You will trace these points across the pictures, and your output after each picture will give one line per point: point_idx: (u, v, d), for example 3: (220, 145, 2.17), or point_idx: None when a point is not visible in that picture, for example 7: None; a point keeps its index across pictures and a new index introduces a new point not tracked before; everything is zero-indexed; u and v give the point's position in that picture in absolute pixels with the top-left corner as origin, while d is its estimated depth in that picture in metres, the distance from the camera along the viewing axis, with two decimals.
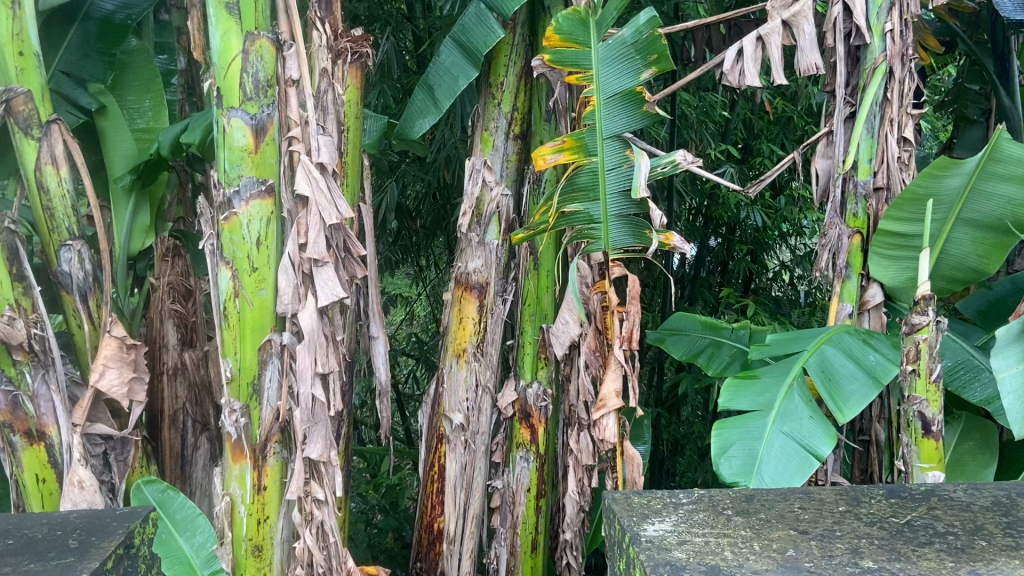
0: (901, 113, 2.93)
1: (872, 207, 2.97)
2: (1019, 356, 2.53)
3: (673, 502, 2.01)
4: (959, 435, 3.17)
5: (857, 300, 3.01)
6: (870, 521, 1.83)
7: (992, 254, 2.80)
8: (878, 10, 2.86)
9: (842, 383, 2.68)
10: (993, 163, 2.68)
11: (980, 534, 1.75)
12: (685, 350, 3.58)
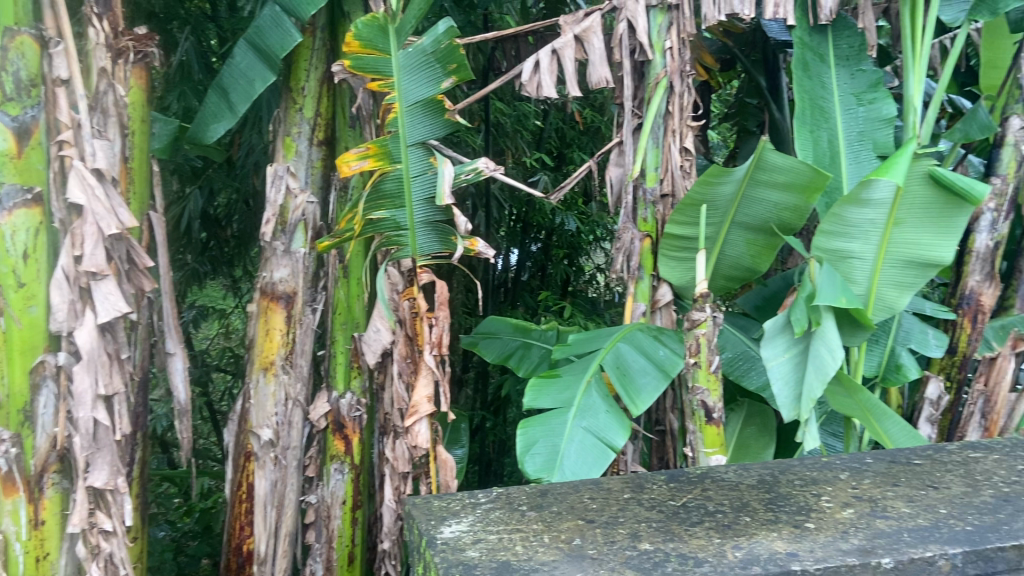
0: (682, 125, 3.17)
1: (660, 212, 3.20)
2: (785, 347, 2.77)
3: (471, 502, 2.05)
4: (741, 421, 3.43)
5: (650, 299, 3.23)
6: (650, 505, 1.96)
7: (762, 254, 3.11)
8: (658, 29, 3.08)
9: (635, 377, 2.85)
10: (759, 171, 2.91)
11: (745, 510, 1.92)
12: (497, 352, 3.65)
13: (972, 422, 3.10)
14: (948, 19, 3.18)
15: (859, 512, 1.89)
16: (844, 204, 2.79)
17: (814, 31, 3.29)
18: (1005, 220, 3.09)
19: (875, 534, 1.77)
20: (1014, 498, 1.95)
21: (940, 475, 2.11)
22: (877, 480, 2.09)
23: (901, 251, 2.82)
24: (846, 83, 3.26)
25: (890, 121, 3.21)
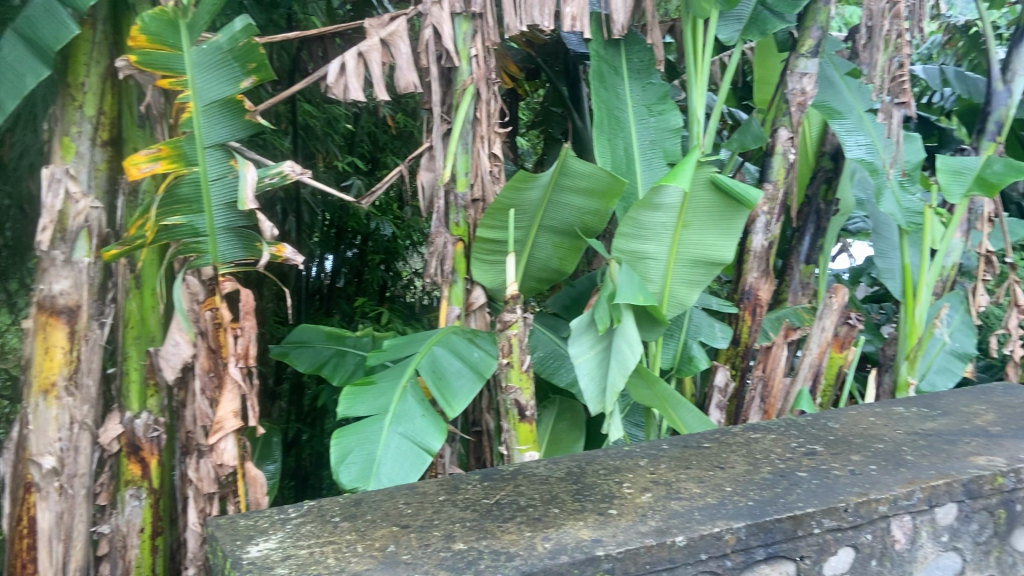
0: (490, 131, 3.23)
1: (471, 216, 3.24)
2: (590, 344, 2.90)
3: (281, 518, 1.97)
4: (554, 416, 3.56)
5: (464, 301, 3.26)
6: (464, 505, 1.99)
7: (568, 256, 3.24)
8: (463, 36, 3.13)
9: (450, 380, 2.88)
10: (562, 177, 3.04)
11: (554, 502, 1.99)
12: (309, 362, 3.53)
13: (753, 405, 3.39)
14: (724, 37, 3.44)
15: (657, 496, 2.02)
16: (638, 208, 2.98)
17: (609, 44, 3.49)
18: (776, 222, 3.43)
19: (671, 515, 1.90)
20: (788, 472, 2.17)
21: (727, 456, 2.31)
22: (672, 464, 2.25)
23: (689, 251, 3.06)
24: (638, 94, 3.48)
25: (677, 131, 3.45)
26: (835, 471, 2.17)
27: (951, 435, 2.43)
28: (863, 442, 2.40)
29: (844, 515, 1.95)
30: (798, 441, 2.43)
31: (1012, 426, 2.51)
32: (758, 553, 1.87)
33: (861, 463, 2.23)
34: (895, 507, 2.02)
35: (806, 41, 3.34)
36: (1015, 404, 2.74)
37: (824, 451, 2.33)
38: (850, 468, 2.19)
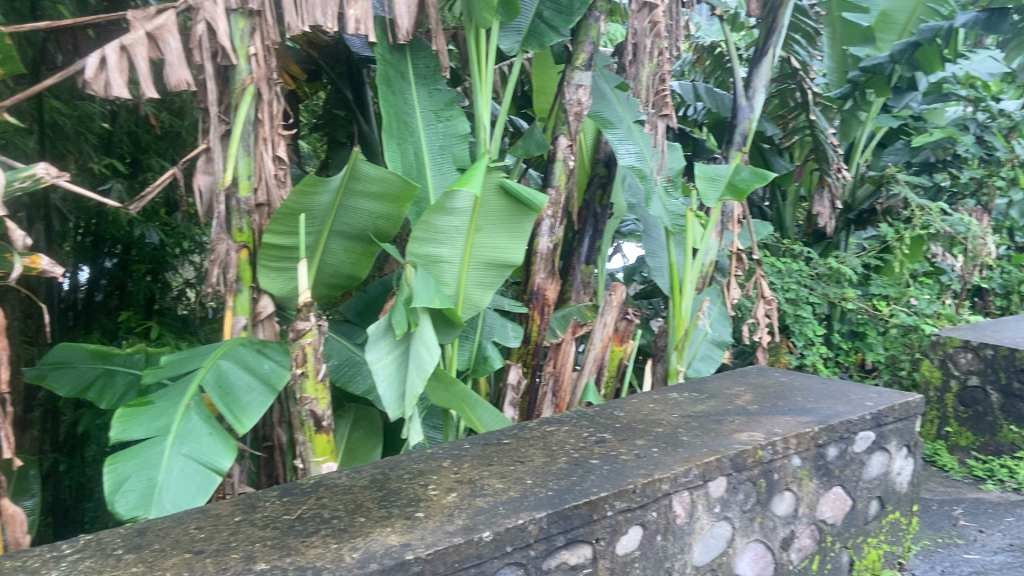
0: (273, 133, 3.10)
1: (256, 222, 3.09)
2: (387, 349, 2.88)
3: (53, 556, 1.77)
4: (350, 424, 3.49)
5: (250, 311, 3.11)
6: (264, 523, 1.90)
7: (361, 261, 3.21)
8: (241, 33, 2.98)
9: (239, 395, 2.73)
10: (353, 181, 3.00)
11: (359, 511, 1.96)
12: (72, 384, 3.17)
13: (546, 400, 3.51)
14: (506, 47, 3.55)
15: (461, 495, 2.06)
16: (431, 213, 3.01)
17: (393, 49, 3.51)
18: (559, 225, 3.62)
19: (476, 512, 1.95)
20: (582, 461, 2.30)
21: (524, 450, 2.40)
22: (474, 463, 2.30)
23: (483, 254, 3.14)
24: (425, 100, 3.52)
25: (464, 137, 3.52)
26: (622, 456, 2.33)
27: (718, 416, 2.70)
28: (646, 428, 2.60)
29: (633, 496, 2.11)
30: (588, 430, 2.59)
31: (766, 403, 2.84)
32: (559, 540, 1.97)
33: (645, 446, 2.42)
34: (675, 485, 2.21)
35: (580, 55, 3.56)
36: (767, 384, 3.10)
37: (612, 438, 2.50)
38: (636, 452, 2.36)
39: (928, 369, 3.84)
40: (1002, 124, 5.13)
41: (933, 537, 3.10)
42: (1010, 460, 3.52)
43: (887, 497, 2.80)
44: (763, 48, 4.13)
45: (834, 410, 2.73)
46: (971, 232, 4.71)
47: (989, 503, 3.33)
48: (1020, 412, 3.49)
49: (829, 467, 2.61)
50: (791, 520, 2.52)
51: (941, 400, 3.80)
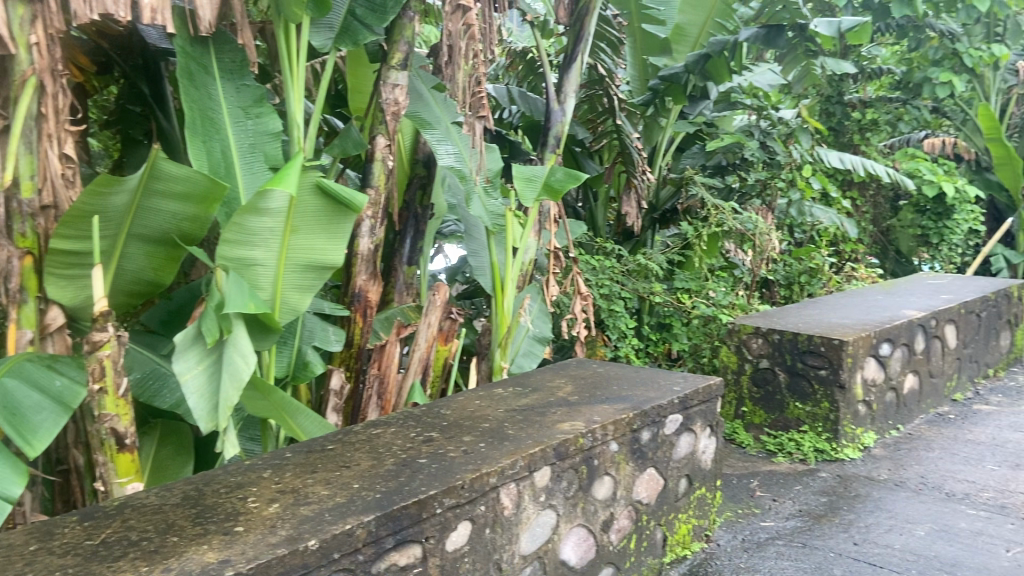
0: (59, 129, 2.82)
1: (40, 225, 2.80)
2: (197, 359, 2.71)
3: None
4: (157, 442, 3.25)
5: (37, 325, 2.80)
6: (63, 551, 1.73)
7: (165, 267, 2.99)
8: (20, 21, 2.67)
9: (28, 415, 2.48)
10: (153, 181, 2.79)
11: (172, 530, 1.83)
12: None
13: (371, 403, 3.49)
14: (317, 44, 3.44)
15: (284, 505, 1.98)
16: (242, 213, 2.87)
17: (196, 42, 3.31)
18: (380, 226, 3.56)
19: (301, 521, 1.88)
20: (410, 461, 2.29)
21: (350, 455, 2.34)
22: (297, 471, 2.22)
23: (300, 256, 3.03)
24: (232, 96, 3.34)
25: (276, 135, 3.37)
26: (450, 453, 2.34)
27: (540, 408, 2.78)
28: (472, 424, 2.62)
29: (461, 492, 2.12)
30: (415, 430, 2.57)
31: (585, 394, 2.96)
32: (388, 542, 1.94)
33: (472, 442, 2.44)
34: (502, 477, 2.25)
35: (396, 54, 3.54)
36: (586, 375, 3.24)
37: (440, 436, 2.50)
38: (463, 449, 2.38)
39: (725, 354, 4.15)
40: (781, 131, 5.68)
41: (734, 508, 3.37)
42: (796, 434, 3.90)
43: (695, 474, 3.01)
44: (572, 55, 4.29)
45: (647, 396, 2.89)
46: (758, 229, 5.22)
47: (780, 475, 3.68)
48: (803, 390, 3.87)
49: (643, 450, 2.77)
50: (610, 503, 2.64)
51: (737, 382, 4.12)
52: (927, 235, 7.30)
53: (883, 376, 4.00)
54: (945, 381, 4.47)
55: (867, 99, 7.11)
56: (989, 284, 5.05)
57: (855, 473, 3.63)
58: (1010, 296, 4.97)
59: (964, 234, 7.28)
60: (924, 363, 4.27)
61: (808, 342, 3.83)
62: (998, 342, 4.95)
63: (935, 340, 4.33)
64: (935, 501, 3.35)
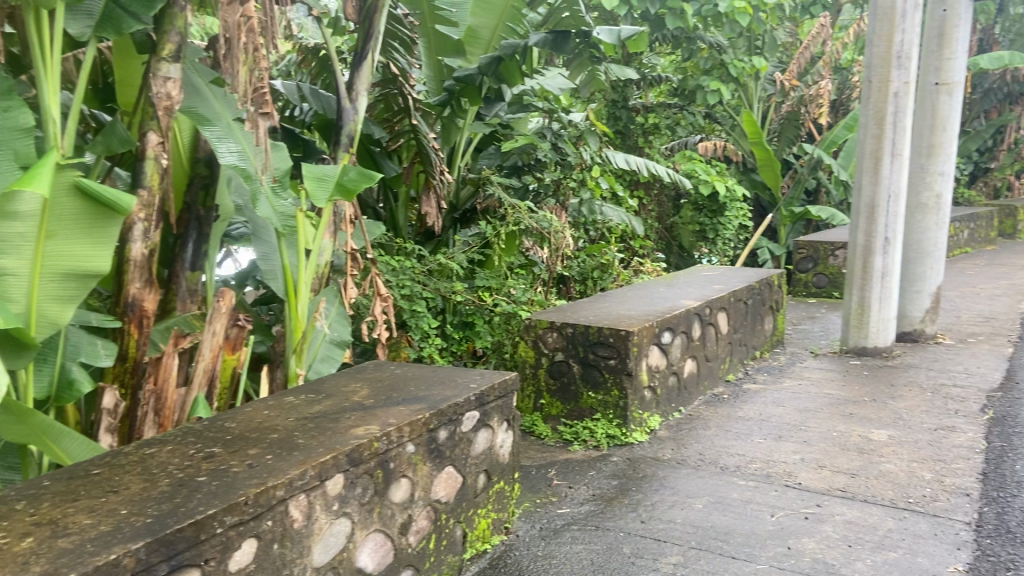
0: None
1: None
2: None
3: None
4: None
5: None
6: None
7: None
8: None
9: None
10: None
11: None
12: None
13: (147, 421, 3.22)
14: (74, 32, 3.17)
15: (40, 538, 1.78)
16: None
17: None
18: (155, 229, 3.30)
19: (58, 555, 1.71)
20: (189, 480, 2.14)
21: (120, 478, 2.15)
22: (55, 500, 2.00)
23: (59, 264, 2.73)
24: None
25: (28, 130, 3.00)
26: (234, 469, 2.22)
27: (333, 414, 2.70)
28: (259, 436, 2.50)
29: (245, 508, 2.01)
30: (196, 447, 2.41)
31: (381, 396, 2.91)
32: (162, 569, 1.80)
33: (258, 455, 2.33)
34: (291, 489, 2.16)
35: (167, 44, 3.29)
36: (382, 377, 3.19)
37: (223, 451, 2.36)
38: (248, 462, 2.26)
39: (523, 349, 4.27)
40: (571, 133, 6.01)
41: (532, 499, 3.46)
42: (590, 423, 4.08)
43: (493, 469, 3.06)
44: (362, 52, 4.22)
45: (443, 395, 2.90)
46: (552, 228, 5.47)
47: (575, 462, 3.84)
48: (595, 379, 4.06)
49: (441, 449, 2.77)
50: (408, 505, 2.62)
51: (535, 375, 4.25)
52: (704, 231, 7.93)
53: (665, 362, 4.29)
54: (720, 364, 4.88)
55: (649, 105, 7.62)
56: (754, 274, 5.57)
57: (642, 456, 3.86)
58: (771, 285, 5.52)
59: (735, 229, 8.00)
60: (700, 348, 4.63)
61: (598, 334, 4.02)
62: (763, 327, 5.48)
63: (709, 327, 4.72)
64: (712, 475, 3.64)
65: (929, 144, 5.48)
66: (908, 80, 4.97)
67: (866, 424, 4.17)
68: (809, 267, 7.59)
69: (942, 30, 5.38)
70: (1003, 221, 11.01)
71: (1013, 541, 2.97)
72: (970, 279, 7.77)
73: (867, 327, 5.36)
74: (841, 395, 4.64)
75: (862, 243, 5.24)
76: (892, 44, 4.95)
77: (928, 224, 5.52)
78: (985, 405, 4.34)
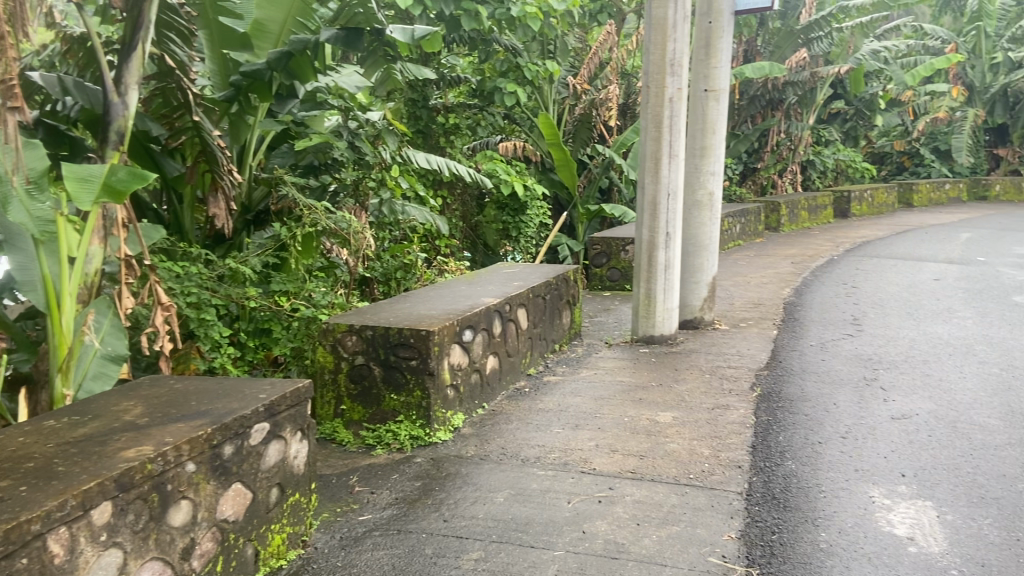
0: None
1: None
2: None
3: None
4: None
5: None
6: None
7: None
8: None
9: None
10: None
11: None
12: None
13: None
14: None
15: None
16: None
17: None
18: None
19: None
20: None
21: None
22: None
23: None
24: None
25: None
26: None
27: (101, 436, 2.47)
28: (11, 466, 2.23)
29: None
30: None
31: (158, 414, 2.71)
32: None
33: (10, 487, 2.08)
34: (48, 522, 1.96)
35: None
36: (160, 393, 2.96)
37: None
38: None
39: (321, 355, 4.14)
40: (368, 132, 5.87)
41: (332, 508, 3.37)
42: (392, 425, 4.03)
43: (287, 482, 2.94)
44: (131, 43, 3.91)
45: (227, 408, 2.74)
46: (352, 229, 5.27)
47: (377, 467, 3.78)
48: (396, 380, 4.03)
49: (226, 466, 2.62)
50: (189, 529, 2.45)
51: (335, 381, 4.13)
52: (507, 230, 8.13)
53: (467, 360, 4.33)
54: (521, 358, 5.01)
55: (449, 105, 7.70)
56: (551, 270, 5.77)
57: (446, 454, 3.88)
58: (567, 279, 5.74)
59: (536, 227, 8.27)
60: (501, 345, 4.73)
61: (398, 335, 3.99)
62: (560, 321, 5.68)
63: (509, 323, 4.82)
64: (514, 468, 3.73)
65: (701, 145, 5.95)
66: (680, 86, 5.38)
67: (653, 408, 4.45)
68: (603, 262, 7.98)
69: (708, 41, 5.87)
70: (768, 216, 12.22)
71: (777, 506, 3.28)
72: (743, 269, 8.55)
73: (654, 316, 5.72)
74: (632, 382, 4.93)
75: (647, 238, 5.58)
76: (666, 53, 5.33)
77: (704, 219, 6.01)
78: (753, 383, 4.78)
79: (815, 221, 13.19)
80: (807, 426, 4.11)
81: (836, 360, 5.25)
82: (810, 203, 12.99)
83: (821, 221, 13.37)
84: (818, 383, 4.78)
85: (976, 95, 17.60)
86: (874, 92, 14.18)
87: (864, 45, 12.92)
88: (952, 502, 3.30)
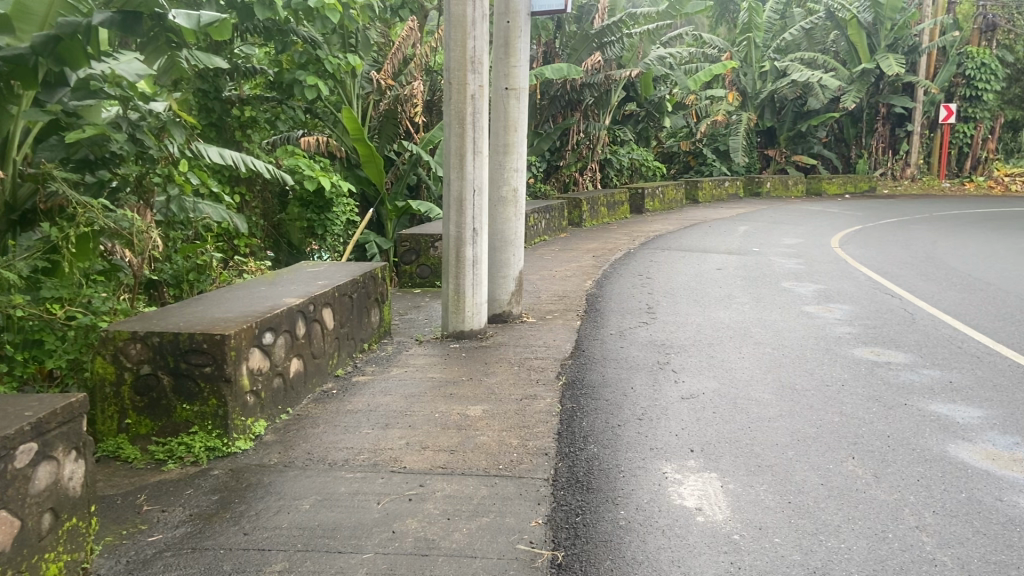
0: None
1: None
2: None
3: None
4: None
5: None
6: None
7: None
8: None
9: None
10: None
11: None
12: None
13: None
14: None
15: None
16: None
17: None
18: None
19: None
20: None
21: None
22: None
23: None
24: None
25: None
26: None
27: None
28: None
29: None
30: None
31: None
32: None
33: None
34: None
35: None
36: None
37: None
38: None
39: (100, 366, 3.76)
40: (152, 124, 5.28)
41: (116, 531, 3.08)
42: (185, 437, 3.76)
43: (61, 506, 2.64)
44: None
45: None
46: (135, 228, 4.81)
47: (169, 483, 3.51)
48: (189, 390, 3.75)
49: None
50: None
51: (117, 394, 3.78)
52: (313, 228, 7.82)
53: (268, 364, 4.12)
54: (327, 359, 4.85)
55: (244, 97, 7.45)
56: (358, 268, 5.64)
57: (246, 465, 3.68)
58: (375, 277, 5.63)
59: (342, 225, 8.06)
60: (305, 346, 4.54)
61: (189, 341, 3.73)
62: (368, 319, 5.57)
63: (313, 323, 4.64)
64: (320, 473, 3.60)
65: (504, 143, 6.07)
66: (481, 84, 5.46)
67: (463, 403, 4.48)
68: (412, 259, 7.94)
69: (507, 41, 6.00)
70: (571, 212, 12.73)
71: (581, 489, 3.41)
72: (548, 263, 8.84)
73: (463, 312, 5.74)
74: (441, 378, 4.93)
75: (454, 235, 5.61)
76: (467, 50, 5.38)
77: (509, 215, 6.13)
78: (559, 373, 4.95)
79: (614, 217, 13.93)
80: (608, 411, 4.31)
81: (633, 347, 5.55)
82: (609, 200, 13.69)
83: (619, 217, 14.11)
84: (617, 369, 5.04)
85: (749, 100, 19.41)
86: (662, 95, 15.23)
87: (651, 51, 13.86)
88: (734, 472, 3.59)
